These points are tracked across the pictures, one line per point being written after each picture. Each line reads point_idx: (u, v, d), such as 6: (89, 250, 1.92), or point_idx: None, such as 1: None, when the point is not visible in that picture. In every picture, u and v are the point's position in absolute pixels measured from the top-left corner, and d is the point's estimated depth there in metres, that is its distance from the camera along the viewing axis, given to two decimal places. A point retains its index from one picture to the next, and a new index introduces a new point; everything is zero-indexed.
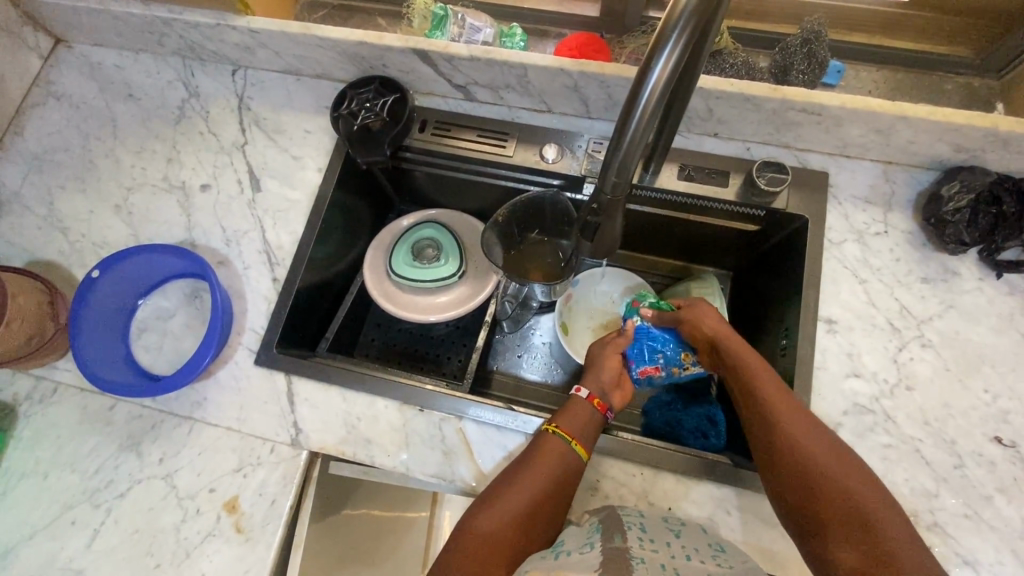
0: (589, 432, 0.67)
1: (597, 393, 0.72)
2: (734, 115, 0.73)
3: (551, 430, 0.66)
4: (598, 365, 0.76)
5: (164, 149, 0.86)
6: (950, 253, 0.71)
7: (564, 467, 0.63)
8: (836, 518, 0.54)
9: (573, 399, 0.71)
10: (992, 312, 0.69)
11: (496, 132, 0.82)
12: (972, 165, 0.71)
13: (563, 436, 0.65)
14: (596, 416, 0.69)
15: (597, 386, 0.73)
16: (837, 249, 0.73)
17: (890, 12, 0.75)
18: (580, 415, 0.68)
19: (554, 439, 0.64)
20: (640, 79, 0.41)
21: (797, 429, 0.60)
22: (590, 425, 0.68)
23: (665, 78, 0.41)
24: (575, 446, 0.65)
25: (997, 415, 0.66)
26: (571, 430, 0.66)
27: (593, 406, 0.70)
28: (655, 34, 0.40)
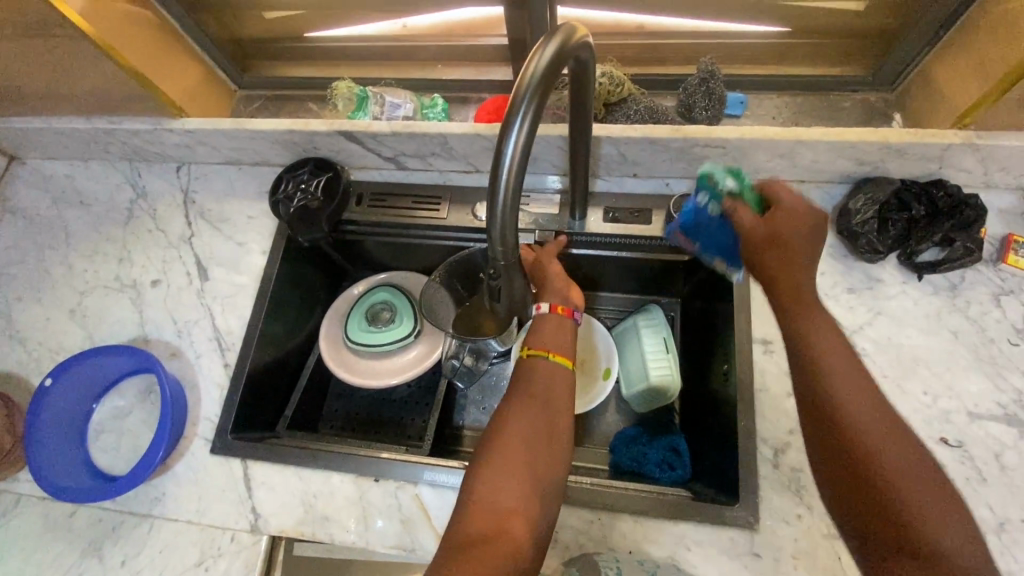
0: (564, 342, 0.67)
1: (559, 301, 0.70)
2: (646, 156, 0.77)
3: (526, 355, 0.65)
4: (556, 275, 0.72)
5: (116, 250, 0.89)
6: (869, 262, 0.73)
7: (552, 385, 0.63)
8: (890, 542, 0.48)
9: (538, 320, 0.68)
10: (919, 313, 0.71)
11: (429, 197, 0.86)
12: (876, 176, 0.74)
13: (540, 352, 0.65)
14: (565, 323, 0.68)
15: (558, 295, 0.70)
16: None
17: (778, 43, 0.80)
18: (551, 328, 0.67)
19: (535, 361, 0.64)
20: (500, 153, 0.42)
21: (879, 435, 0.50)
22: (562, 334, 0.67)
23: (525, 141, 0.42)
24: (557, 355, 0.64)
25: (940, 416, 0.66)
26: (546, 344, 0.66)
27: (559, 316, 0.68)
28: (507, 105, 0.42)
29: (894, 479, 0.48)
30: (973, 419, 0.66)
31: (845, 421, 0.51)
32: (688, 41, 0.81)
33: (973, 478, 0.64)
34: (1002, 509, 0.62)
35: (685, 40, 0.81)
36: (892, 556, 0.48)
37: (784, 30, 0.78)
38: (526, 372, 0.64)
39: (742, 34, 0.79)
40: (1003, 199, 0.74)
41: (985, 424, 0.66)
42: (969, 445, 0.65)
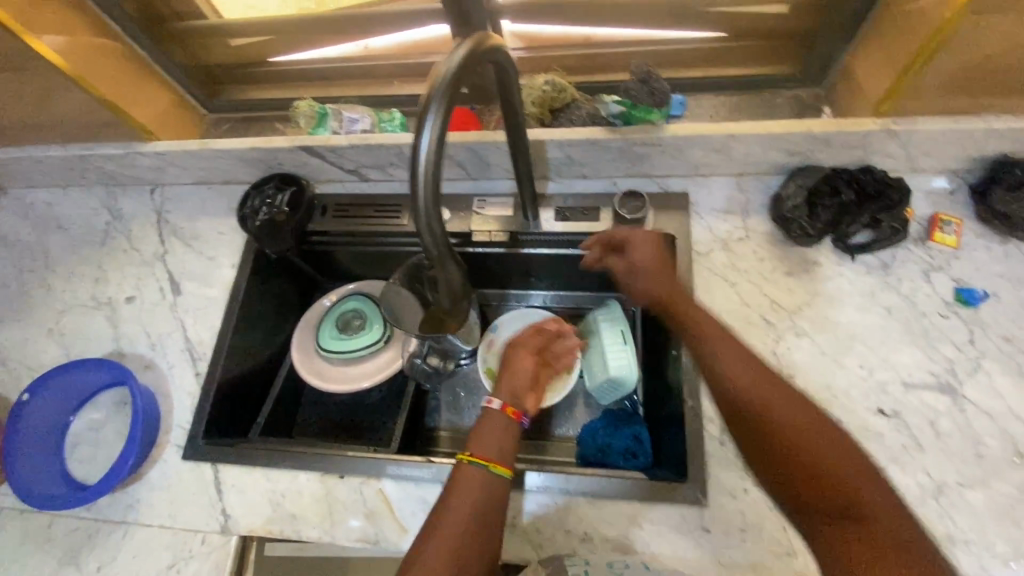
0: (505, 447, 0.67)
1: (509, 400, 0.71)
2: (590, 157, 0.81)
3: (467, 461, 0.65)
4: (510, 370, 0.75)
5: (92, 271, 0.93)
6: (805, 246, 0.77)
7: (488, 496, 0.63)
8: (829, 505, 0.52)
9: (488, 415, 0.69)
10: (854, 292, 0.74)
11: (391, 207, 0.90)
12: (807, 165, 0.78)
13: (484, 458, 0.65)
14: (512, 425, 0.69)
15: (509, 393, 0.72)
16: (706, 259, 0.79)
17: (710, 47, 0.85)
18: (496, 431, 0.68)
19: (474, 467, 0.64)
20: (415, 152, 0.47)
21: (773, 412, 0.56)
22: (507, 438, 0.68)
23: (439, 133, 0.46)
24: (501, 467, 0.65)
25: (877, 388, 0.69)
26: (489, 454, 0.66)
27: (508, 417, 0.70)
28: (420, 102, 0.46)
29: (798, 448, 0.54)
30: (908, 389, 0.69)
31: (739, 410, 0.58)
32: (626, 49, 0.86)
33: (910, 445, 0.66)
34: (939, 474, 0.65)
35: (623, 48, 0.86)
36: (837, 521, 0.51)
37: (716, 35, 0.84)
38: (461, 484, 0.64)
39: (676, 40, 0.85)
40: (929, 182, 0.78)
41: (919, 393, 0.69)
42: (905, 414, 0.68)
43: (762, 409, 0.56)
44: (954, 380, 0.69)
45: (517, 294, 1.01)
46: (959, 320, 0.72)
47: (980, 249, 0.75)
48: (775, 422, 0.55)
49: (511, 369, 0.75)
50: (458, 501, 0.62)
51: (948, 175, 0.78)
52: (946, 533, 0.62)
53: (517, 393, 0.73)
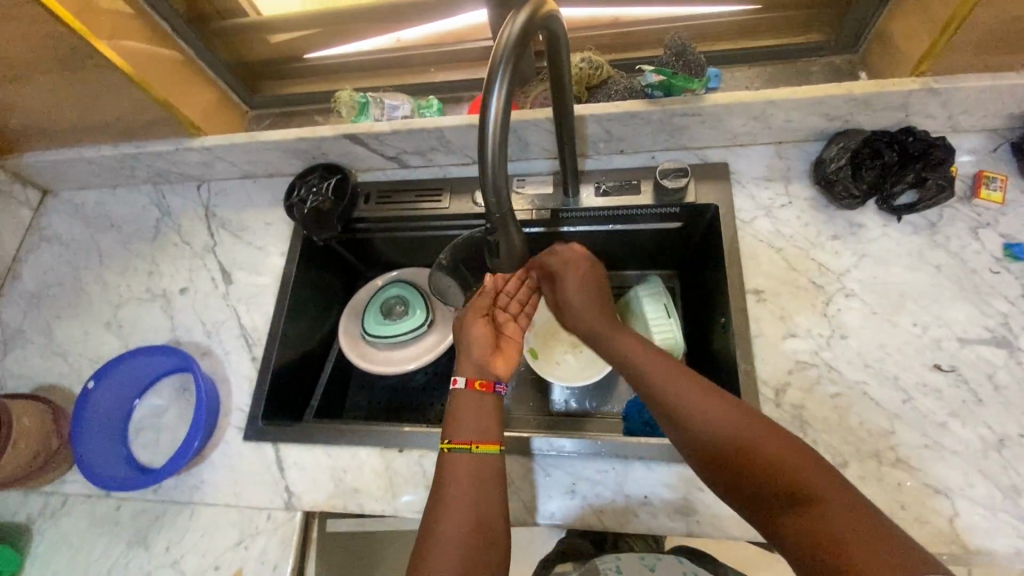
0: (485, 421, 0.71)
1: (476, 374, 0.75)
2: (630, 132, 0.83)
3: (448, 449, 0.68)
4: (466, 342, 0.78)
5: (145, 265, 0.96)
6: (849, 210, 0.78)
7: (482, 474, 0.66)
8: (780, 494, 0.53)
9: (457, 395, 0.73)
10: (902, 252, 0.75)
11: (432, 191, 0.92)
12: (847, 130, 0.79)
13: (460, 441, 0.68)
14: (484, 396, 0.73)
15: (474, 366, 0.75)
16: (749, 227, 0.79)
17: (742, 20, 0.86)
18: (472, 410, 0.72)
19: (456, 456, 0.67)
20: (483, 115, 0.48)
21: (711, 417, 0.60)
22: (483, 415, 0.71)
23: (507, 97, 0.48)
24: (479, 445, 0.68)
25: (931, 344, 0.70)
26: (468, 436, 0.69)
27: (475, 391, 0.73)
28: (488, 67, 0.48)
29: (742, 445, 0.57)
30: (963, 344, 0.69)
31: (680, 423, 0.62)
32: (659, 25, 0.88)
33: (969, 399, 0.66)
34: (1001, 426, 0.65)
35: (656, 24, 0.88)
36: (784, 512, 0.53)
37: (751, 7, 0.85)
38: (450, 471, 0.66)
39: (708, 15, 0.86)
40: (971, 141, 0.79)
41: (975, 348, 0.69)
42: (962, 369, 0.68)
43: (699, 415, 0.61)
44: (1009, 333, 0.69)
45: None
46: (1010, 275, 0.72)
47: None
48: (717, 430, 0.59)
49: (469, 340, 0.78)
50: (447, 518, 0.62)
51: (990, 133, 0.78)
52: (1012, 483, 0.62)
53: (483, 362, 0.76)
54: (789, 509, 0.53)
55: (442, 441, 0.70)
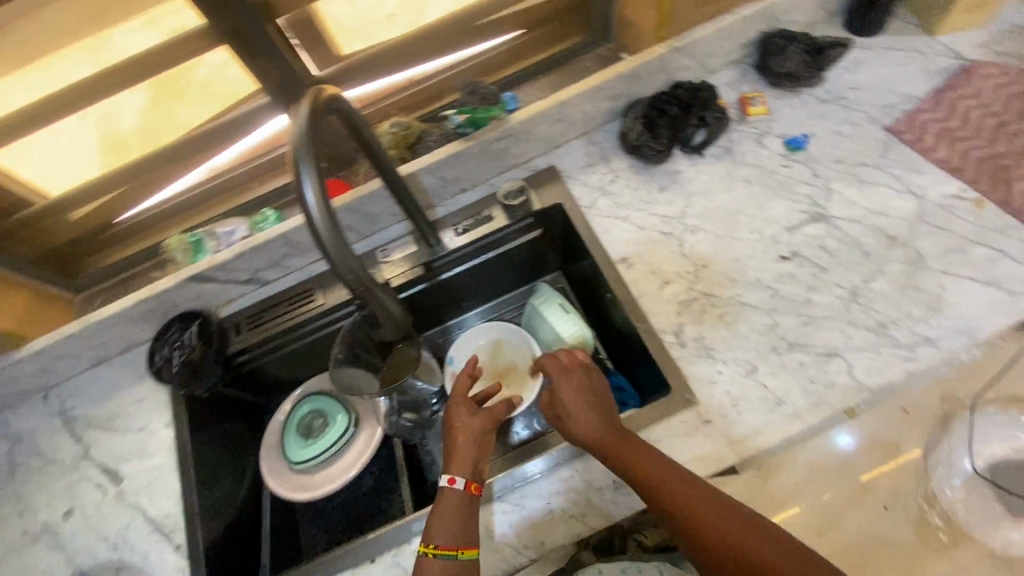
0: (470, 530, 0.64)
1: (470, 476, 0.67)
2: (461, 171, 0.89)
3: (430, 554, 0.61)
4: (462, 438, 0.70)
5: (9, 507, 0.83)
6: (664, 163, 0.89)
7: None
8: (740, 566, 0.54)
9: (444, 496, 0.66)
10: (716, 180, 0.87)
11: (302, 294, 0.90)
12: (632, 102, 0.91)
13: (447, 545, 0.61)
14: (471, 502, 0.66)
15: (467, 466, 0.68)
16: (594, 209, 0.88)
17: (513, 45, 0.96)
18: (456, 518, 0.64)
19: (439, 562, 0.60)
20: (306, 210, 0.49)
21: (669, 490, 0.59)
22: (469, 522, 0.65)
23: (320, 183, 0.49)
24: (465, 549, 0.62)
25: (770, 242, 0.81)
26: (452, 538, 0.62)
27: (468, 494, 0.66)
28: (291, 164, 0.49)
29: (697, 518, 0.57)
30: (791, 231, 0.81)
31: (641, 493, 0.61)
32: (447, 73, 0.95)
33: (816, 271, 0.78)
34: (848, 281, 0.76)
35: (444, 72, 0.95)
36: None
37: (518, 32, 0.96)
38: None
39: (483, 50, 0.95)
40: (725, 75, 0.94)
41: (801, 230, 0.81)
42: (800, 250, 0.80)
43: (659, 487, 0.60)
44: (820, 208, 0.82)
45: (457, 322, 1.05)
46: (798, 164, 0.86)
47: (785, 106, 0.91)
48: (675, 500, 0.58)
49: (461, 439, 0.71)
50: None
51: (736, 64, 0.94)
52: (876, 323, 0.73)
53: (474, 468, 0.69)
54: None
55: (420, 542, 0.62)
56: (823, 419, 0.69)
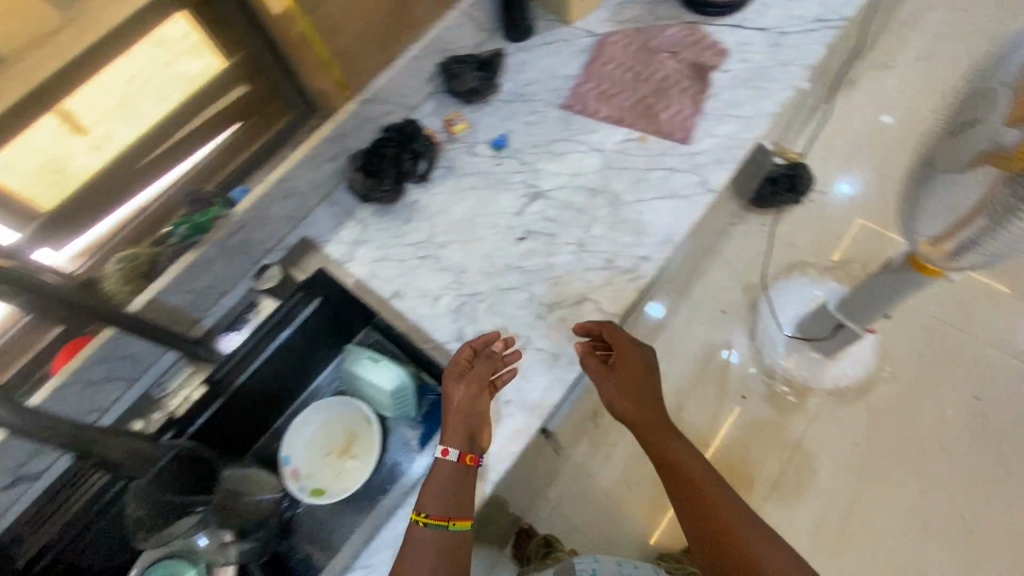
0: (466, 502, 0.71)
1: (467, 449, 0.72)
2: (206, 279, 0.87)
3: (419, 521, 0.68)
4: (456, 411, 0.72)
5: None
6: (400, 198, 0.97)
7: (454, 551, 0.69)
8: (716, 535, 0.73)
9: (441, 465, 0.71)
10: (447, 195, 0.96)
11: (76, 478, 0.80)
12: (350, 156, 0.98)
13: (436, 514, 0.69)
14: (465, 477, 0.71)
15: (464, 440, 0.72)
16: (353, 261, 0.95)
17: (235, 129, 0.85)
18: (451, 490, 0.70)
19: (432, 530, 0.68)
20: None
21: (695, 471, 0.78)
22: (464, 489, 0.71)
23: None
24: (456, 520, 0.69)
25: (507, 228, 0.91)
26: (441, 511, 0.69)
27: (461, 464, 0.72)
28: None
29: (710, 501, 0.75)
30: (520, 214, 0.92)
31: (678, 472, 0.78)
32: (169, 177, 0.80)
33: (548, 239, 0.89)
34: (574, 237, 0.89)
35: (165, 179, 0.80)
36: (711, 542, 0.73)
37: (237, 126, 0.85)
38: (414, 543, 0.68)
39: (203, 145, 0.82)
40: (427, 108, 1.06)
41: (527, 211, 0.92)
42: (532, 227, 0.91)
43: (682, 457, 0.79)
44: (535, 187, 0.95)
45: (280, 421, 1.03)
46: (507, 159, 0.98)
47: (482, 116, 1.04)
48: (694, 474, 0.78)
49: (456, 409, 0.73)
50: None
51: (432, 94, 1.06)
52: (604, 260, 0.86)
53: (462, 441, 0.72)
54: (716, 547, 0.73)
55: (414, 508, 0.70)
56: (595, 354, 0.80)
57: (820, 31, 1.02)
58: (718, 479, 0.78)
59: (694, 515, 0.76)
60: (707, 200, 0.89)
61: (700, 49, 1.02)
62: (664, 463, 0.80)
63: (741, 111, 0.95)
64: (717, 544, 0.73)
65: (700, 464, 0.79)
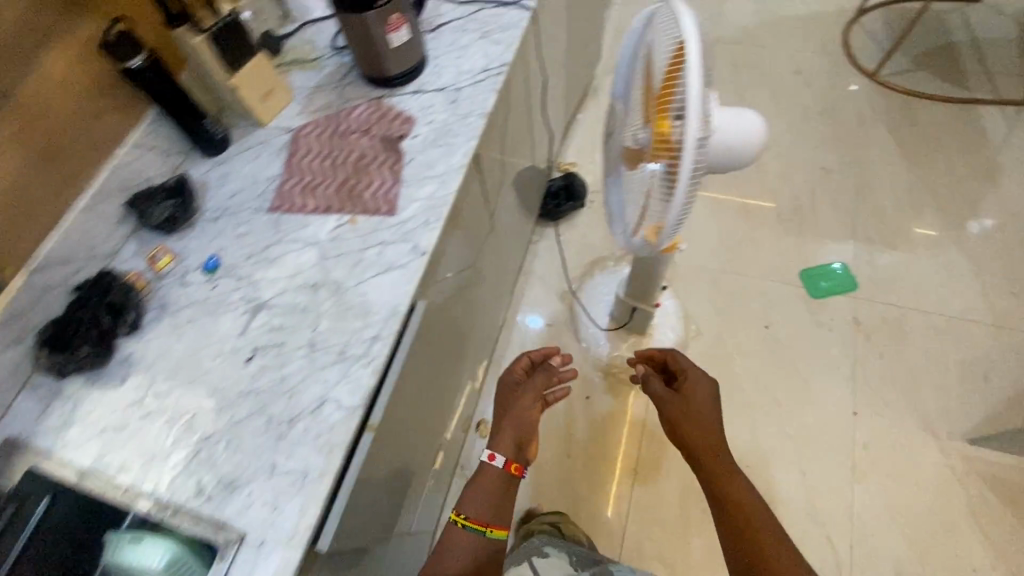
0: (493, 500, 1.08)
1: (512, 458, 1.13)
2: None
3: (459, 522, 1.05)
4: (513, 418, 1.19)
5: None
6: (110, 358, 0.88)
7: (489, 545, 1.04)
8: (733, 514, 0.94)
9: (490, 467, 1.11)
10: (162, 338, 0.90)
11: None
12: (37, 332, 0.88)
13: (471, 518, 1.05)
14: (504, 477, 1.11)
15: (505, 451, 1.14)
16: (65, 446, 0.83)
17: None
18: (493, 485, 1.10)
19: (468, 532, 1.03)
20: None
21: (727, 464, 1.00)
22: (488, 493, 1.08)
23: None
24: (491, 529, 1.05)
25: (232, 353, 0.87)
26: (478, 514, 1.05)
27: (508, 471, 1.12)
28: None
29: (742, 493, 0.95)
30: (244, 333, 0.89)
31: (712, 465, 1.00)
32: None
33: (277, 351, 0.86)
34: (303, 339, 0.87)
35: None
36: (729, 521, 0.94)
37: None
38: (456, 542, 1.03)
39: None
40: (127, 248, 0.98)
41: (251, 327, 0.89)
42: (257, 343, 0.88)
43: (723, 458, 1.01)
44: (255, 300, 0.92)
45: None
46: (222, 280, 0.94)
47: (189, 241, 0.99)
48: (723, 465, 1.00)
49: (510, 423, 1.18)
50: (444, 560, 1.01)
51: (132, 233, 1.00)
52: (338, 353, 0.85)
53: (510, 453, 1.14)
54: (733, 523, 0.93)
55: (456, 512, 1.06)
56: (342, 455, 0.78)
57: (487, 80, 1.11)
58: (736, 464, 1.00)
59: (719, 493, 0.98)
60: (422, 262, 0.92)
61: (388, 121, 1.07)
62: (703, 462, 1.02)
63: (434, 170, 1.01)
64: (733, 520, 0.93)
65: (732, 461, 1.01)
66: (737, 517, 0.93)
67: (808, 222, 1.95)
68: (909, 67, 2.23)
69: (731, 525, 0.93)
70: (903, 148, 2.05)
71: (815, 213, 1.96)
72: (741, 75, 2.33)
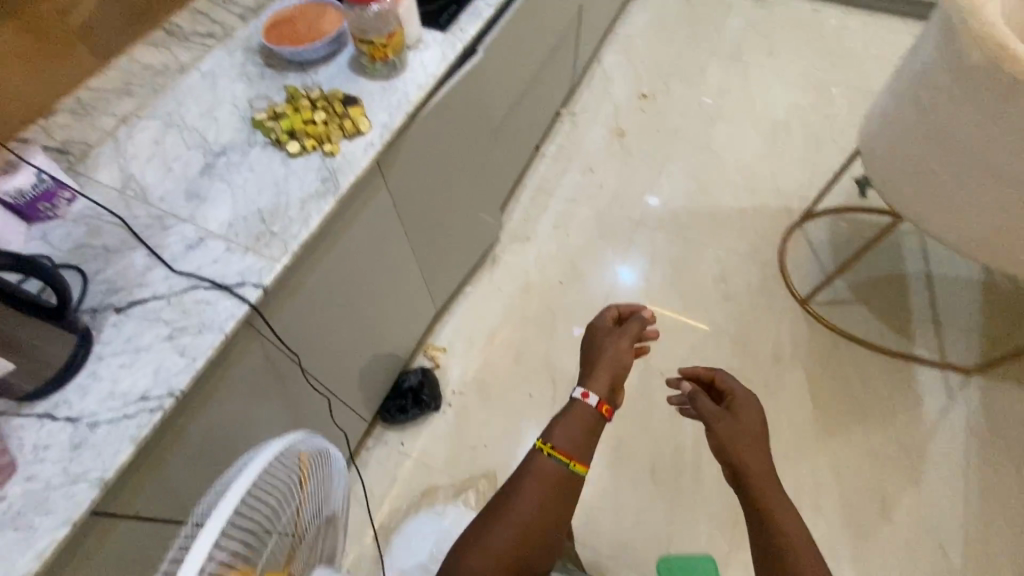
0: (575, 437, 0.88)
1: (603, 402, 0.93)
2: None
3: (546, 452, 0.86)
4: (613, 353, 1.00)
5: None
6: None
7: (553, 489, 0.83)
8: (774, 549, 0.73)
9: (579, 402, 0.92)
10: None
11: None
12: None
13: (560, 449, 0.86)
14: (596, 419, 0.92)
15: (600, 391, 0.93)
16: None
17: None
18: (582, 415, 0.91)
19: (552, 459, 0.85)
20: None
21: (770, 491, 0.78)
22: (574, 418, 0.90)
23: None
24: (575, 463, 0.86)
25: None
26: (564, 446, 0.87)
27: (599, 413, 0.92)
28: None
29: (780, 520, 0.75)
30: None
31: (744, 474, 0.80)
32: None
33: None
34: None
35: None
36: (762, 547, 0.74)
37: None
38: (529, 472, 0.85)
39: None
40: None
41: None
42: None
43: (764, 476, 0.79)
44: None
45: None
46: None
47: None
48: (765, 482, 0.79)
49: (603, 363, 0.97)
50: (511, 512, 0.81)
51: None
52: None
53: (604, 393, 0.94)
54: (778, 564, 0.71)
55: (544, 440, 0.87)
56: None
57: (134, 416, 0.83)
58: (782, 499, 0.77)
59: (759, 514, 0.76)
60: None
61: None
62: (741, 473, 0.80)
63: None
64: (776, 562, 0.72)
65: (776, 489, 0.78)
66: (785, 566, 0.71)
67: (685, 486, 1.62)
68: (847, 295, 1.92)
69: (769, 564, 0.73)
70: (817, 403, 1.73)
71: (695, 475, 1.64)
72: (656, 271, 2.06)
